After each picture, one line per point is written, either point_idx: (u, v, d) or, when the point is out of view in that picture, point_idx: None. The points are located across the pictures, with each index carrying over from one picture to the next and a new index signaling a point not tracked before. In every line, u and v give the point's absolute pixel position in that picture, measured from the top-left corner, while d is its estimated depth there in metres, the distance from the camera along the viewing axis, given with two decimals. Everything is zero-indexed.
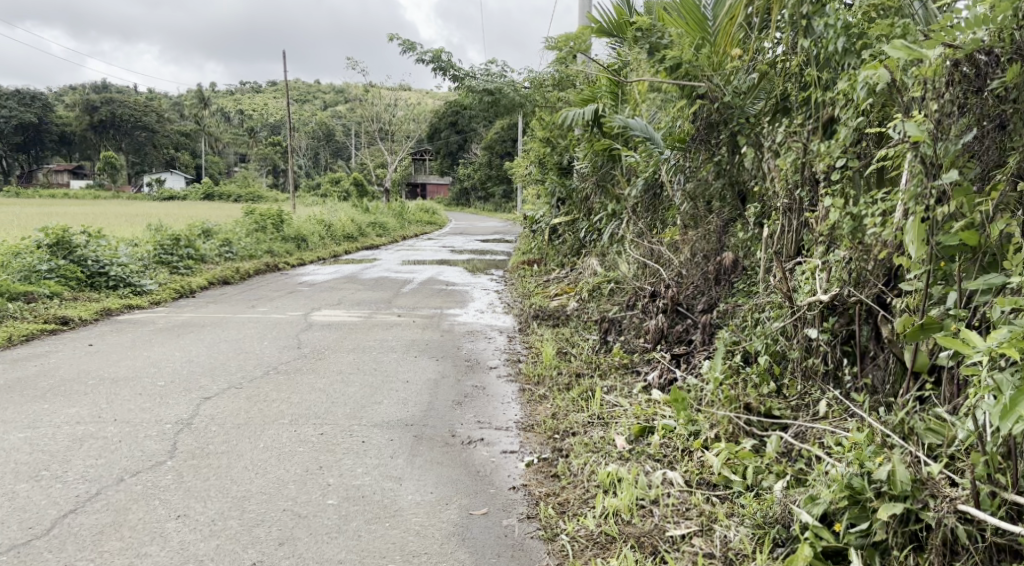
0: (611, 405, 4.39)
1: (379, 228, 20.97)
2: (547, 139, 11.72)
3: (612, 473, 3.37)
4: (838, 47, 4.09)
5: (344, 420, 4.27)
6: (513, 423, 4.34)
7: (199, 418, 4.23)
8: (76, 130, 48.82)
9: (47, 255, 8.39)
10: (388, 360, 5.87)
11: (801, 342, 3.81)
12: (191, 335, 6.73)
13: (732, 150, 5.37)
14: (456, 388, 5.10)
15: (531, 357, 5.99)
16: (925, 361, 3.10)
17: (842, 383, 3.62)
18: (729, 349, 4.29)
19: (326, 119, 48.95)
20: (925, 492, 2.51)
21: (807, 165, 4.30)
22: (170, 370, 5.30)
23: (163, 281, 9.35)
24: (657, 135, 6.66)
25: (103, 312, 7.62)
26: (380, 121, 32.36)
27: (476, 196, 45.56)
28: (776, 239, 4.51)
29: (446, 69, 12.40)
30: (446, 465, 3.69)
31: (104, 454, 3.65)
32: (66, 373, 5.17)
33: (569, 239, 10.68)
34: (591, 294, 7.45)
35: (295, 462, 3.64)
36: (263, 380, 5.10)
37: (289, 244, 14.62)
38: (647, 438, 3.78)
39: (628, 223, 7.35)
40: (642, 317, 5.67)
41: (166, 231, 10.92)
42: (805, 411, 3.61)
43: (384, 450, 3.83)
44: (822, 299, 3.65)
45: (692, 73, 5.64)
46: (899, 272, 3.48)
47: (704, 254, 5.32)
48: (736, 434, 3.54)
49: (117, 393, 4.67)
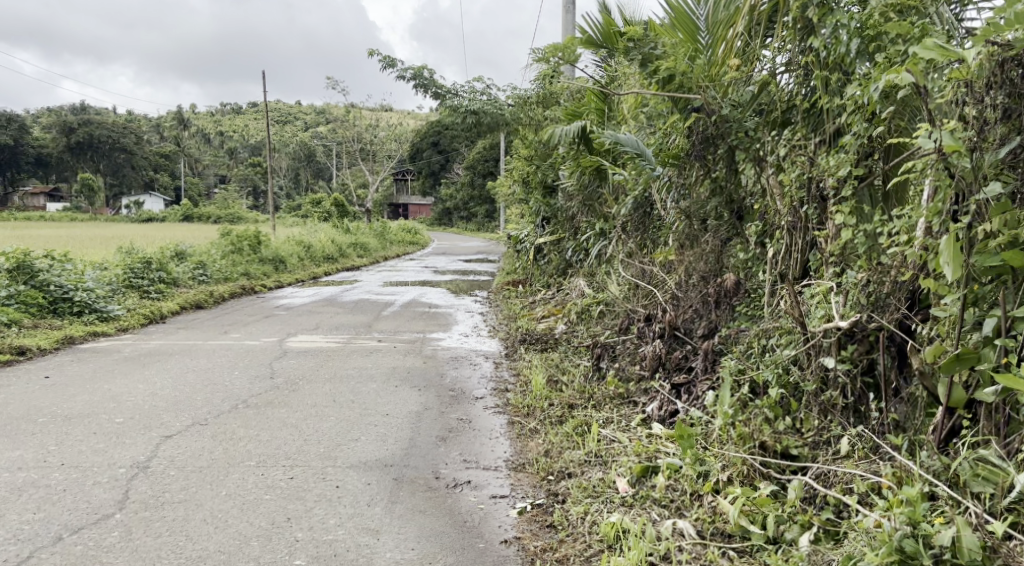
0: (608, 441, 4.03)
1: (358, 250, 20.54)
2: (531, 157, 11.49)
3: (615, 523, 3.04)
4: (851, 49, 3.85)
5: (317, 461, 3.90)
6: (503, 462, 3.98)
7: (158, 461, 3.84)
8: (52, 151, 47.87)
9: (7, 280, 7.95)
10: (367, 391, 5.49)
11: (816, 373, 3.50)
12: (158, 364, 6.33)
13: (728, 165, 4.98)
14: (440, 421, 4.74)
15: (519, 387, 5.64)
16: (961, 396, 2.80)
17: (866, 418, 3.33)
18: (735, 379, 3.96)
19: (307, 139, 48.54)
20: (998, 562, 2.31)
21: (815, 180, 4.03)
22: (130, 405, 4.90)
23: (131, 307, 8.92)
24: (649, 151, 6.21)
25: (65, 341, 7.19)
26: (361, 141, 31.93)
27: (458, 215, 45.14)
28: (782, 260, 4.24)
29: (429, 85, 12.06)
30: (429, 514, 3.32)
31: (43, 508, 3.25)
32: (15, 410, 4.76)
33: (555, 258, 10.37)
34: (580, 317, 7.15)
35: (260, 513, 3.26)
36: (231, 415, 4.72)
37: (267, 267, 14.17)
38: (650, 480, 3.43)
39: (617, 242, 7.00)
40: (638, 341, 5.31)
41: (138, 255, 10.48)
42: (824, 449, 3.29)
43: (360, 498, 3.45)
44: (840, 326, 3.34)
45: (685, 85, 5.11)
46: (922, 296, 3.20)
47: (701, 275, 5.03)
48: (751, 477, 3.24)
49: (69, 432, 4.27)
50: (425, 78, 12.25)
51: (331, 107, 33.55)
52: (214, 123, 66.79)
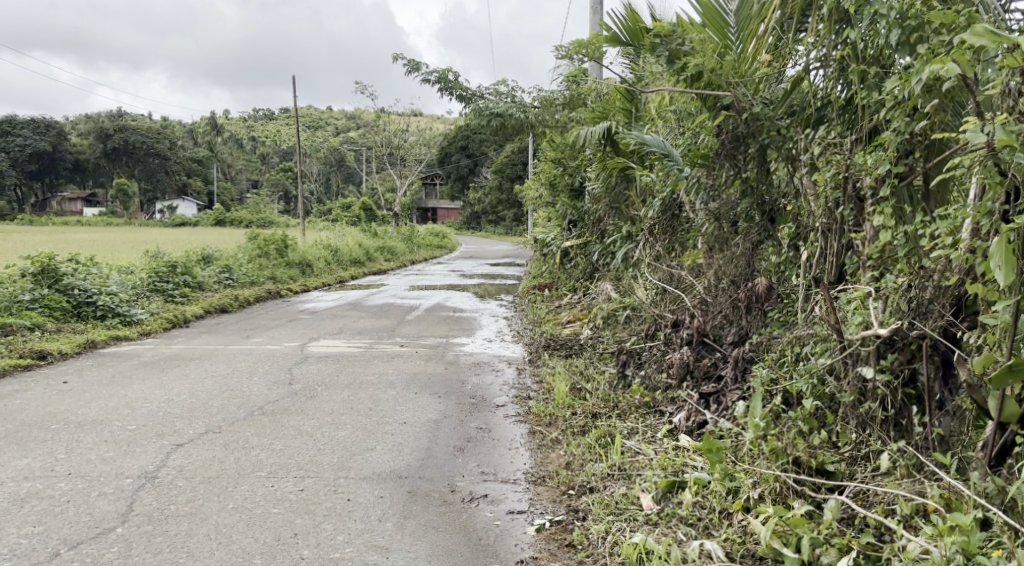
0: (633, 453, 3.84)
1: (385, 254, 20.52)
2: (557, 160, 11.32)
3: (638, 544, 2.88)
4: (891, 42, 3.60)
5: (330, 472, 3.77)
6: (522, 474, 3.82)
7: (166, 471, 3.74)
8: (89, 158, 48.67)
9: (31, 284, 7.95)
10: (386, 398, 5.34)
11: (854, 384, 3.29)
12: (176, 370, 6.25)
13: (760, 165, 4.78)
14: (458, 430, 4.58)
15: (542, 394, 5.46)
16: (1014, 411, 2.58)
17: (907, 433, 3.12)
18: (767, 390, 3.76)
19: (337, 144, 48.82)
20: None
21: (851, 180, 3.84)
22: (145, 411, 4.82)
23: (155, 311, 8.87)
24: (675, 151, 6.04)
25: (87, 345, 7.16)
26: (390, 146, 31.94)
27: (486, 219, 45.07)
28: (816, 264, 4.03)
29: (453, 88, 11.90)
30: (443, 531, 3.17)
31: (43, 521, 3.17)
32: (28, 416, 4.69)
33: (581, 262, 10.18)
34: (606, 322, 6.98)
35: (266, 528, 3.14)
36: (246, 422, 4.61)
37: (293, 270, 14.14)
38: (676, 496, 3.24)
39: (643, 246, 6.80)
40: (665, 349, 5.08)
41: (163, 259, 10.48)
42: (863, 467, 3.09)
43: (371, 511, 3.32)
44: (879, 334, 3.14)
45: (715, 82, 4.85)
46: (969, 302, 3.00)
47: (731, 279, 4.83)
48: (785, 495, 3.02)
49: (79, 440, 4.19)
50: (448, 81, 12.08)
51: (361, 111, 33.69)
52: (246, 128, 67.55)
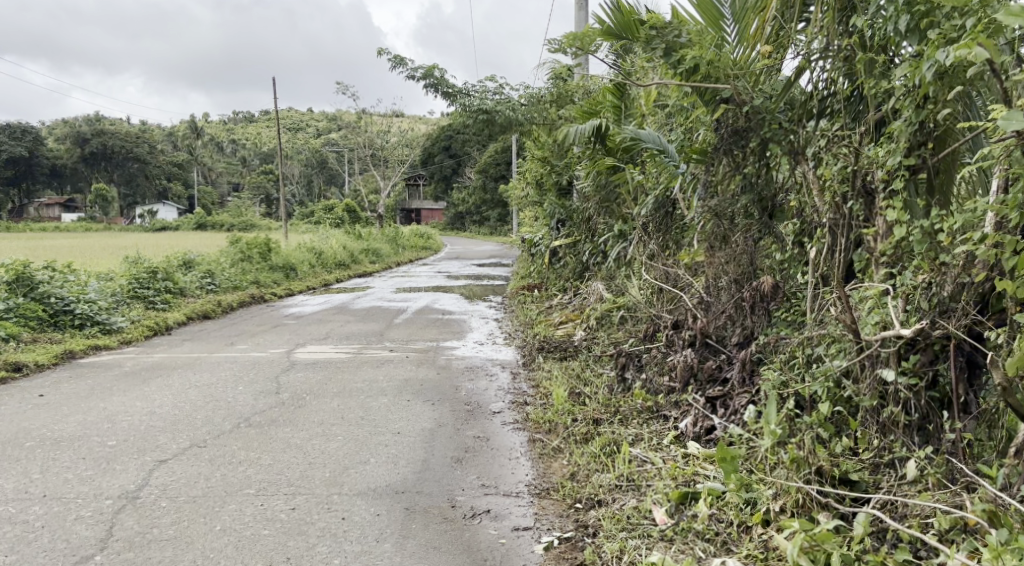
0: (640, 462, 3.66)
1: (370, 256, 20.22)
2: (545, 158, 11.11)
3: None
4: (900, 27, 3.41)
5: (322, 488, 3.58)
6: (524, 486, 3.65)
7: (149, 490, 3.53)
8: (65, 162, 47.82)
9: (4, 293, 7.65)
10: (378, 406, 5.14)
11: (873, 388, 3.13)
12: (158, 380, 6.01)
13: (760, 159, 4.57)
14: (455, 440, 4.40)
15: (539, 400, 5.28)
16: None
17: (933, 438, 2.97)
18: (779, 394, 3.59)
19: (318, 147, 48.34)
20: None
21: (861, 173, 3.67)
22: (126, 425, 4.59)
23: (135, 318, 8.60)
24: (671, 147, 5.86)
25: (64, 356, 6.89)
26: (372, 147, 31.59)
27: (470, 220, 44.77)
28: (824, 261, 3.89)
29: (438, 83, 11.70)
30: (444, 552, 3.01)
31: (16, 549, 2.98)
32: (2, 433, 4.46)
33: (572, 261, 10.00)
34: (600, 323, 6.81)
35: (256, 552, 2.98)
36: (232, 435, 4.40)
37: (277, 275, 13.83)
38: (690, 508, 3.08)
39: (638, 244, 6.61)
40: (666, 351, 4.91)
41: (143, 263, 10.18)
42: (888, 476, 2.95)
43: (368, 531, 3.15)
44: (901, 336, 2.95)
45: (713, 75, 4.63)
46: (994, 299, 2.85)
47: (733, 277, 4.63)
48: (808, 507, 2.87)
49: (56, 458, 3.97)
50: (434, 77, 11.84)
51: (343, 113, 33.34)
52: (226, 132, 66.88)
